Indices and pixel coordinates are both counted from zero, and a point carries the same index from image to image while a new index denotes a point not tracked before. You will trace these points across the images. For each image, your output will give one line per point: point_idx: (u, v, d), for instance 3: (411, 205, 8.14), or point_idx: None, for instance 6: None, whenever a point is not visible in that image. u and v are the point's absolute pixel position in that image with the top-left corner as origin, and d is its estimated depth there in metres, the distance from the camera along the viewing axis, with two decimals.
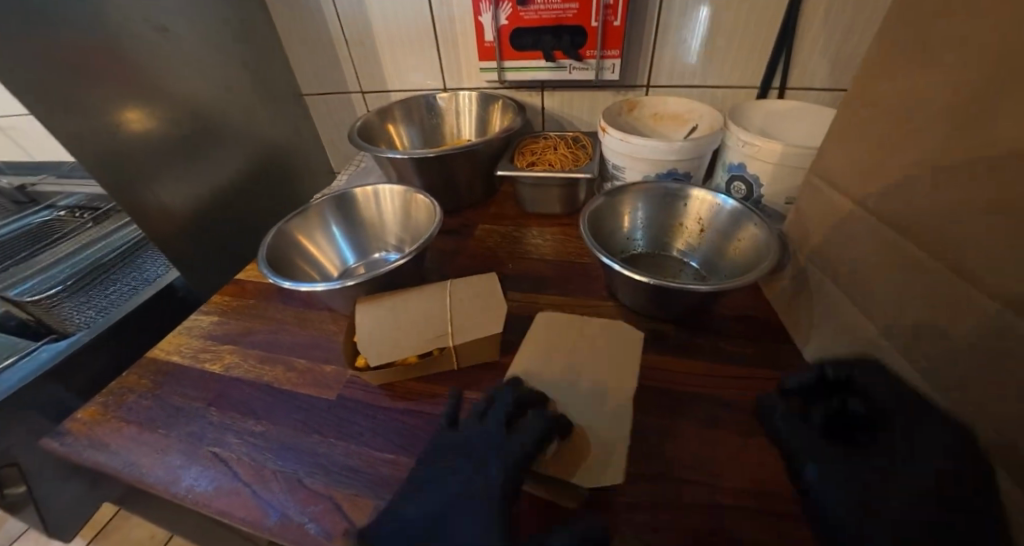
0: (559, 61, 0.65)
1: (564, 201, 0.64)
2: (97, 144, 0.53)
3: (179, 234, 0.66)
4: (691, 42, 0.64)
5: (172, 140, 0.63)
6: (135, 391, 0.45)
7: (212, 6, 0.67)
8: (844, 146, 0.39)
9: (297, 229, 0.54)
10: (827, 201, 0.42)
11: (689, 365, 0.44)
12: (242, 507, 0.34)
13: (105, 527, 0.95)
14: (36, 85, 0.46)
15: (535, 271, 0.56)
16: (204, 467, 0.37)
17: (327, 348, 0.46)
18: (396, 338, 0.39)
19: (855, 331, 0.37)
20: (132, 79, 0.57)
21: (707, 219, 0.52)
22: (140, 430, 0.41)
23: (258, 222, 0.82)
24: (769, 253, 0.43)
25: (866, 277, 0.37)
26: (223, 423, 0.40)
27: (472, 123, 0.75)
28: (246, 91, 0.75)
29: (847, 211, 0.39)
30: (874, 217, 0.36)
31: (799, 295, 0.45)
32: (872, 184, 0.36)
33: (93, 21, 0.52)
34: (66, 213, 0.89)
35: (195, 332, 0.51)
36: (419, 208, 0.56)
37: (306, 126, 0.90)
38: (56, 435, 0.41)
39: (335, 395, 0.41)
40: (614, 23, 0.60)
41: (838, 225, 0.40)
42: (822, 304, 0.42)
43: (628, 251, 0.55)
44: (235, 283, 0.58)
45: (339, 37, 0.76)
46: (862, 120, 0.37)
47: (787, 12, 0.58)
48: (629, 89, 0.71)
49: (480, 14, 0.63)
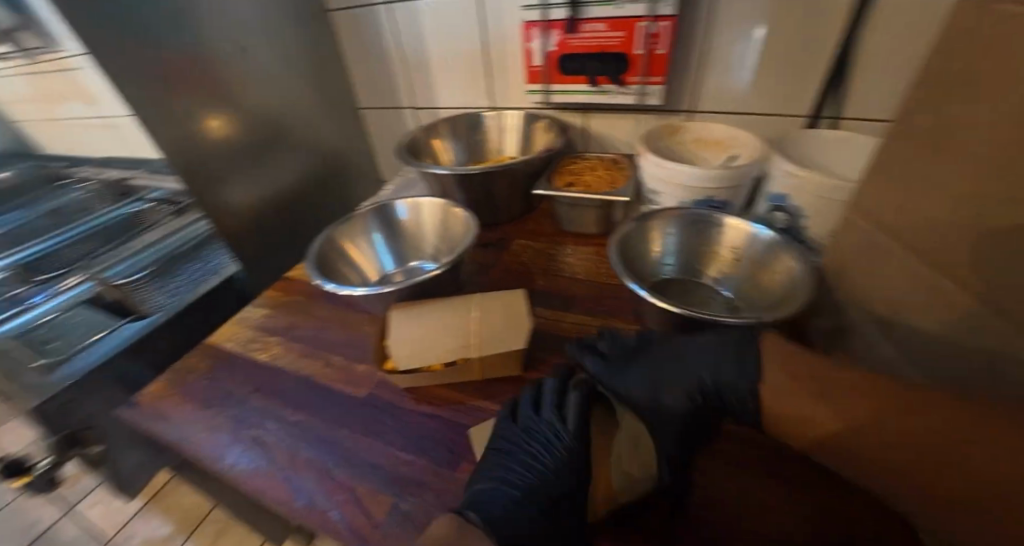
0: (602, 86, 0.67)
1: (598, 221, 0.65)
2: (181, 149, 0.60)
3: (243, 230, 0.73)
4: (738, 70, 0.63)
5: (243, 147, 0.70)
6: (194, 372, 0.50)
7: (287, 29, 0.75)
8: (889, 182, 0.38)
9: (342, 236, 0.58)
10: (868, 239, 0.40)
11: None
12: (275, 488, 0.37)
13: (158, 492, 1.04)
14: (137, 98, 0.54)
15: (564, 289, 0.57)
16: (246, 447, 0.41)
17: (362, 348, 0.50)
18: (423, 345, 0.41)
19: None
20: (215, 93, 0.65)
21: (741, 247, 0.51)
22: (196, 408, 0.45)
23: (311, 223, 0.89)
24: (804, 287, 0.42)
25: None
26: (265, 408, 0.44)
27: (516, 141, 0.77)
28: (309, 105, 0.83)
29: (892, 251, 0.37)
30: (925, 259, 0.34)
31: None
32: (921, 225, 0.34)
33: (185, 43, 0.59)
34: (152, 204, 1.04)
35: (248, 323, 0.56)
36: (456, 220, 0.59)
37: (361, 136, 0.97)
38: (130, 405, 0.47)
39: (366, 393, 0.44)
40: (659, 50, 0.61)
41: (884, 265, 0.38)
42: None
43: (658, 276, 0.55)
44: (286, 280, 0.64)
45: (396, 57, 0.81)
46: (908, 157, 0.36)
47: (842, 41, 0.56)
48: (672, 113, 0.71)
49: (530, 41, 0.66)
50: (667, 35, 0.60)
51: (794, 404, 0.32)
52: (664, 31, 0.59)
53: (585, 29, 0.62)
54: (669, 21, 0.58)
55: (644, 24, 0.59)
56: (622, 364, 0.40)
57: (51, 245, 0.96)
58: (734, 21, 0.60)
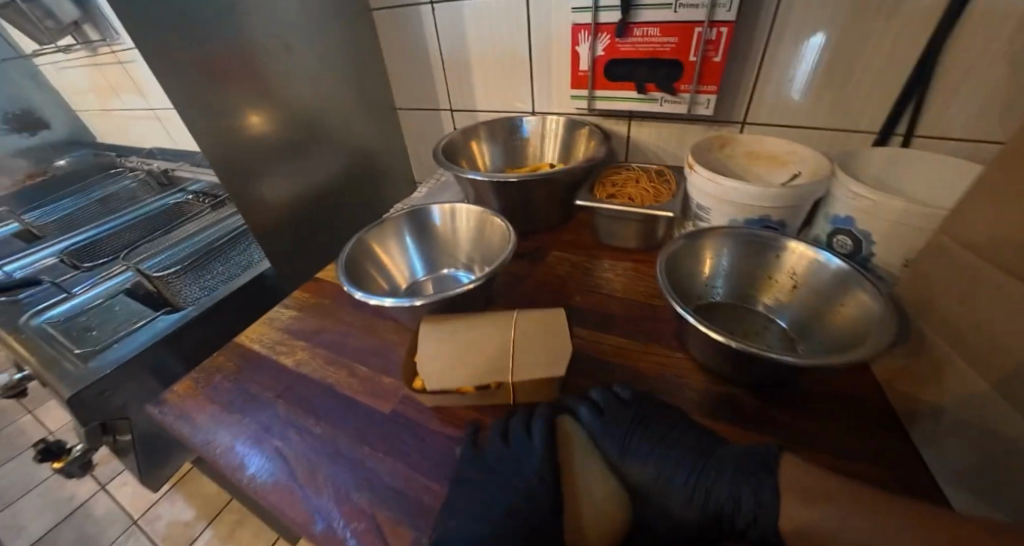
0: (651, 93, 0.63)
1: (640, 236, 0.61)
2: (222, 143, 0.60)
3: (276, 226, 0.73)
4: (800, 80, 0.58)
5: (281, 144, 0.70)
6: (220, 372, 0.49)
7: (331, 27, 0.75)
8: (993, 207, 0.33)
9: (375, 238, 0.57)
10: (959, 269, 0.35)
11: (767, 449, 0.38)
12: (293, 506, 0.35)
13: None
14: (183, 92, 0.54)
15: (601, 306, 0.53)
16: (266, 458, 0.39)
17: (389, 359, 0.48)
18: (451, 362, 0.39)
19: (1002, 438, 0.30)
20: (259, 89, 0.65)
21: (803, 275, 0.46)
22: (221, 411, 0.44)
23: (342, 223, 0.89)
24: (880, 327, 0.37)
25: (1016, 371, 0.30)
26: (287, 418, 0.43)
27: (556, 148, 0.75)
28: (348, 104, 0.82)
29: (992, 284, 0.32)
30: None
31: (915, 382, 0.38)
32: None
33: (233, 38, 0.60)
34: (193, 197, 1.11)
35: (276, 324, 0.55)
36: (494, 230, 0.57)
37: (396, 137, 0.96)
38: (157, 403, 0.46)
39: (390, 409, 0.42)
40: (715, 58, 0.57)
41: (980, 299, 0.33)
42: (948, 397, 0.35)
43: (705, 298, 0.50)
44: (315, 281, 0.63)
45: (437, 58, 0.80)
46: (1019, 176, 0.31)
47: (924, 50, 0.50)
48: (723, 124, 0.67)
49: (577, 45, 0.63)
50: (725, 41, 0.56)
51: (803, 517, 0.31)
52: (722, 37, 0.55)
53: (636, 33, 0.59)
54: (729, 26, 0.54)
55: (700, 29, 0.56)
56: (622, 430, 0.37)
57: (99, 233, 1.01)
58: (800, 28, 0.55)
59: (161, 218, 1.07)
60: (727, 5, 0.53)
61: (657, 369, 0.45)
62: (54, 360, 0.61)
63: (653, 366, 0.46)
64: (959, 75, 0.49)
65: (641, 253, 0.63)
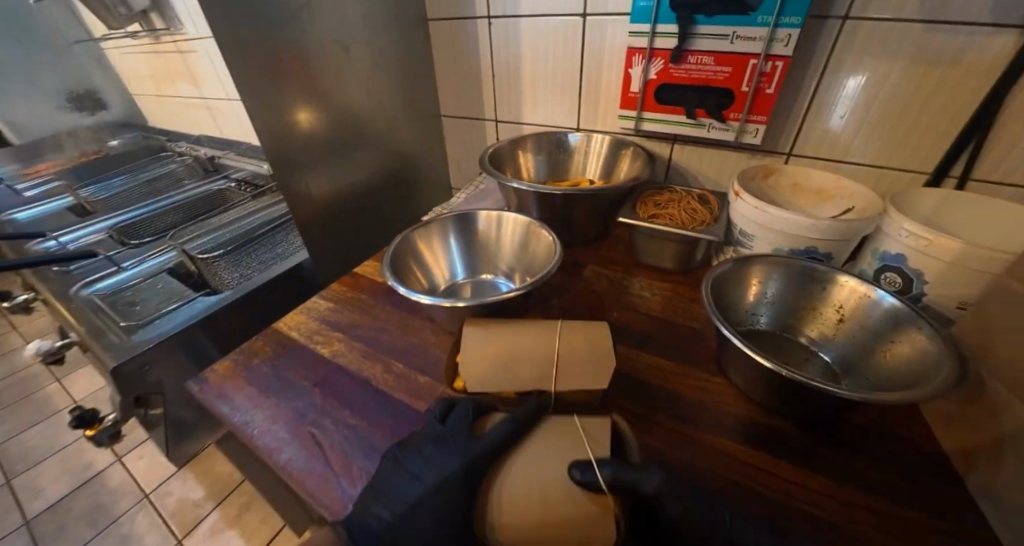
0: (700, 119, 0.64)
1: (679, 258, 0.60)
2: (279, 134, 0.63)
3: (318, 218, 0.74)
4: (852, 116, 0.58)
5: (330, 138, 0.72)
6: (259, 356, 0.50)
7: (388, 32, 0.78)
8: None
9: (424, 237, 0.59)
10: (1000, 290, 0.37)
11: (792, 474, 0.37)
12: (327, 495, 0.36)
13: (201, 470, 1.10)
14: (248, 83, 0.56)
15: (637, 324, 0.53)
16: (302, 447, 0.39)
17: (425, 359, 0.48)
18: (499, 356, 0.40)
19: None
20: (315, 85, 0.67)
21: (851, 309, 0.45)
22: (259, 394, 0.45)
23: (376, 223, 0.90)
24: (940, 366, 0.35)
25: None
26: (323, 407, 0.43)
27: (599, 165, 0.76)
28: (394, 106, 0.85)
29: None
30: None
31: (963, 413, 0.37)
32: None
33: (297, 35, 0.62)
34: (235, 185, 1.16)
35: (313, 314, 0.56)
36: (541, 243, 0.57)
37: (436, 142, 0.98)
38: (199, 379, 0.47)
39: (425, 408, 0.42)
40: (767, 90, 0.58)
41: None
42: (999, 432, 0.34)
43: (744, 324, 0.49)
44: (353, 275, 0.64)
45: (488, 69, 0.82)
46: None
47: (988, 97, 0.49)
48: (767, 153, 0.66)
49: (631, 67, 0.65)
50: (779, 75, 0.56)
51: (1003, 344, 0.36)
52: (777, 70, 0.56)
53: (690, 61, 0.60)
54: (785, 60, 0.55)
55: (756, 61, 0.56)
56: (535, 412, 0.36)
57: (147, 212, 1.05)
58: (856, 70, 0.55)
59: (204, 203, 1.10)
60: (784, 40, 0.53)
61: (695, 393, 0.44)
62: (100, 332, 0.64)
63: (691, 388, 0.44)
64: (1017, 123, 0.49)
65: (676, 275, 0.62)
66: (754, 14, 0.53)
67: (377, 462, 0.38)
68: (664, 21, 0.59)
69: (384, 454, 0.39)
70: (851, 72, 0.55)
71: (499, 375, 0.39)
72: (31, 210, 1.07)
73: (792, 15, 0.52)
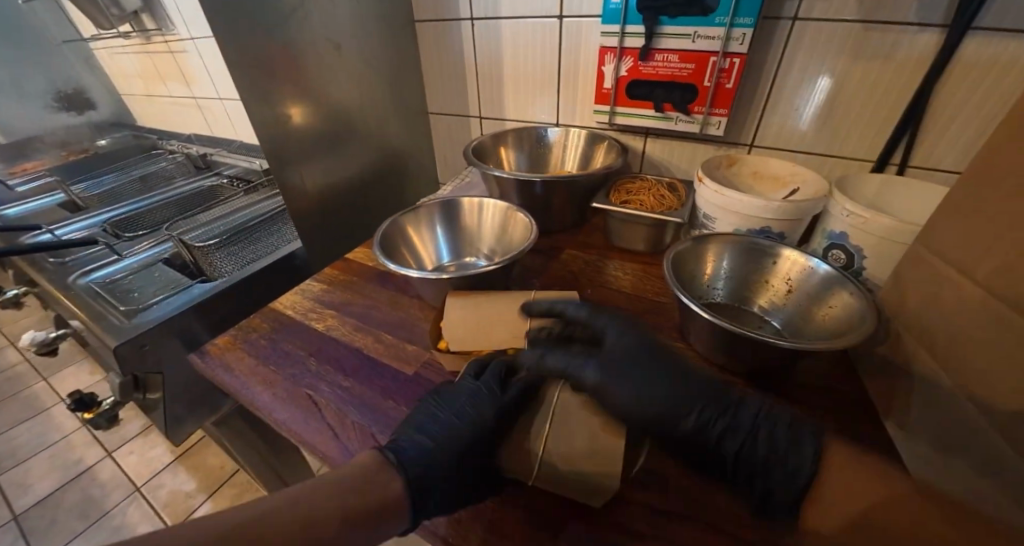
0: (668, 112, 0.69)
1: (650, 240, 0.65)
2: (275, 127, 0.66)
3: (312, 210, 0.78)
4: (802, 110, 0.63)
5: (323, 133, 0.76)
6: (256, 330, 0.53)
7: (377, 32, 0.82)
8: (953, 222, 0.39)
9: (412, 222, 0.62)
10: (915, 258, 0.42)
11: None
12: (324, 444, 0.40)
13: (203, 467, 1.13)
14: (245, 78, 0.60)
15: (609, 299, 0.58)
16: (299, 405, 0.43)
17: (412, 330, 0.52)
18: (479, 321, 0.45)
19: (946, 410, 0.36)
20: (308, 82, 0.70)
21: (796, 279, 0.50)
22: (258, 363, 0.48)
23: (367, 215, 0.94)
24: (863, 321, 0.41)
25: (965, 356, 0.35)
26: (317, 373, 0.47)
27: (577, 157, 0.81)
28: (383, 103, 0.89)
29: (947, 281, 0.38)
30: (979, 292, 0.34)
31: (888, 365, 0.43)
32: (984, 260, 0.35)
33: (290, 34, 0.66)
34: (227, 181, 1.18)
35: (307, 295, 0.59)
36: (519, 226, 0.62)
37: (424, 138, 1.03)
38: (201, 353, 0.50)
39: (413, 371, 0.47)
40: (727, 85, 0.63)
41: (939, 295, 0.38)
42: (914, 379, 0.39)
43: (702, 298, 0.54)
44: (345, 260, 0.67)
45: (472, 68, 0.87)
46: (977, 200, 0.36)
47: (918, 91, 0.55)
48: (731, 145, 0.71)
49: (604, 65, 0.70)
50: (736, 71, 0.61)
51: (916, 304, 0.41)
52: (734, 67, 0.61)
53: (657, 58, 0.65)
54: (741, 58, 0.60)
55: (715, 58, 0.61)
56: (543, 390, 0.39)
57: (138, 207, 1.07)
58: (804, 67, 0.60)
59: (196, 198, 1.13)
60: (740, 39, 0.59)
61: None
62: (100, 316, 0.66)
63: None
64: (943, 115, 0.55)
65: (647, 256, 0.67)
66: (711, 15, 0.59)
67: (368, 417, 0.42)
68: (633, 22, 0.64)
69: (373, 409, 0.42)
70: (799, 69, 0.61)
71: (477, 336, 0.44)
72: (21, 206, 1.08)
73: (745, 17, 0.57)
